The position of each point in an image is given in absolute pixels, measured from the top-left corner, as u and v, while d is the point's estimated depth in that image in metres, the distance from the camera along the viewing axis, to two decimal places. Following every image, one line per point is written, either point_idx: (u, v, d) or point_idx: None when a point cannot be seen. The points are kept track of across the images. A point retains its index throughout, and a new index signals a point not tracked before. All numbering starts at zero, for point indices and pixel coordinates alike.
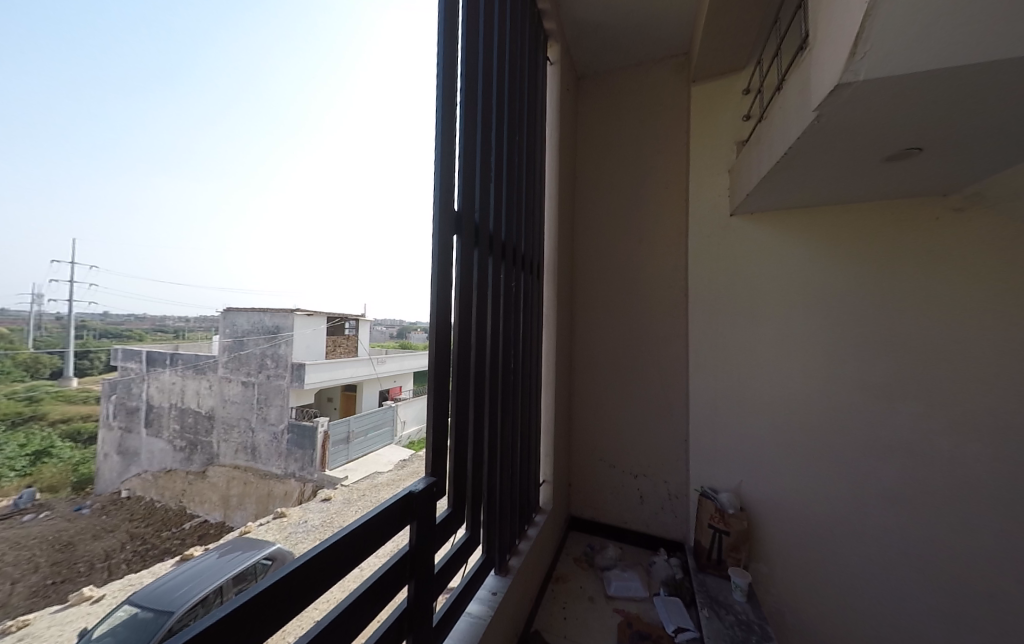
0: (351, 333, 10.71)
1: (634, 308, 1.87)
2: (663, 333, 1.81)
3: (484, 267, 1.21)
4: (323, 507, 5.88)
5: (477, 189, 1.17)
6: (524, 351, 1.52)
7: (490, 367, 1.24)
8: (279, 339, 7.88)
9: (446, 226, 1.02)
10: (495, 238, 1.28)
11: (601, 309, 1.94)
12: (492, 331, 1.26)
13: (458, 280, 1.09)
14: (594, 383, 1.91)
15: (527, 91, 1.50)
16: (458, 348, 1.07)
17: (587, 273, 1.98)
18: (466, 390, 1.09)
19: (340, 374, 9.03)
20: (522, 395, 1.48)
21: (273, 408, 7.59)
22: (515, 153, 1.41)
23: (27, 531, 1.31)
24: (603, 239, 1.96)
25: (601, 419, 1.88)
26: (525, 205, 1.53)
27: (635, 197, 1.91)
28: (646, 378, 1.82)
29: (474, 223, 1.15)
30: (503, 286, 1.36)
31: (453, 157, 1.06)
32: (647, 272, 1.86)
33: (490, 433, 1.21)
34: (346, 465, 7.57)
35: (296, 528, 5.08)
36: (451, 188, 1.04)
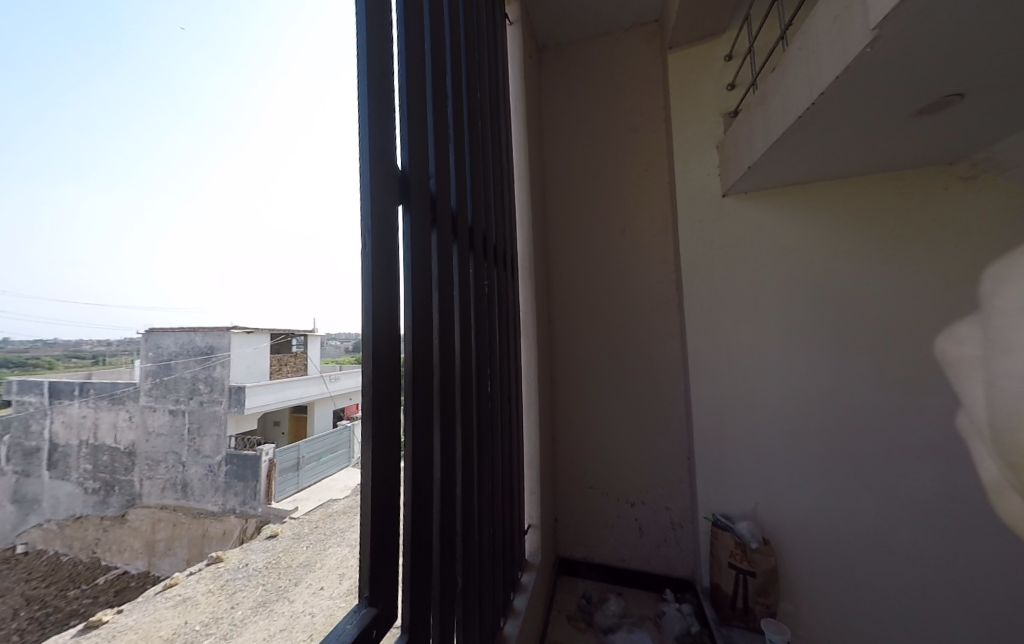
0: (299, 350, 9.95)
1: (621, 308, 1.62)
2: (654, 334, 1.58)
3: (446, 257, 0.91)
4: (268, 546, 5.27)
5: (431, 150, 0.88)
6: (501, 365, 1.21)
7: (461, 393, 0.93)
8: (214, 360, 7.28)
9: (384, 194, 0.71)
10: (459, 221, 0.98)
11: (581, 309, 1.67)
12: (464, 345, 0.96)
13: (408, 272, 0.77)
14: (580, 399, 1.63)
15: (488, 51, 1.24)
16: (415, 369, 0.76)
17: (564, 271, 1.72)
18: (427, 432, 0.78)
19: (286, 395, 8.38)
20: (501, 422, 1.17)
21: (206, 438, 6.96)
22: (478, 117, 1.14)
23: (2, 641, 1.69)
24: (579, 230, 1.71)
25: (586, 438, 1.60)
26: (494, 184, 1.26)
27: (614, 181, 1.68)
28: (638, 389, 1.57)
29: (428, 196, 0.86)
30: (474, 284, 1.06)
31: (389, 102, 0.76)
32: (634, 266, 1.63)
33: (463, 480, 0.89)
34: (296, 495, 7.03)
35: (234, 574, 4.60)
36: (390, 141, 0.74)
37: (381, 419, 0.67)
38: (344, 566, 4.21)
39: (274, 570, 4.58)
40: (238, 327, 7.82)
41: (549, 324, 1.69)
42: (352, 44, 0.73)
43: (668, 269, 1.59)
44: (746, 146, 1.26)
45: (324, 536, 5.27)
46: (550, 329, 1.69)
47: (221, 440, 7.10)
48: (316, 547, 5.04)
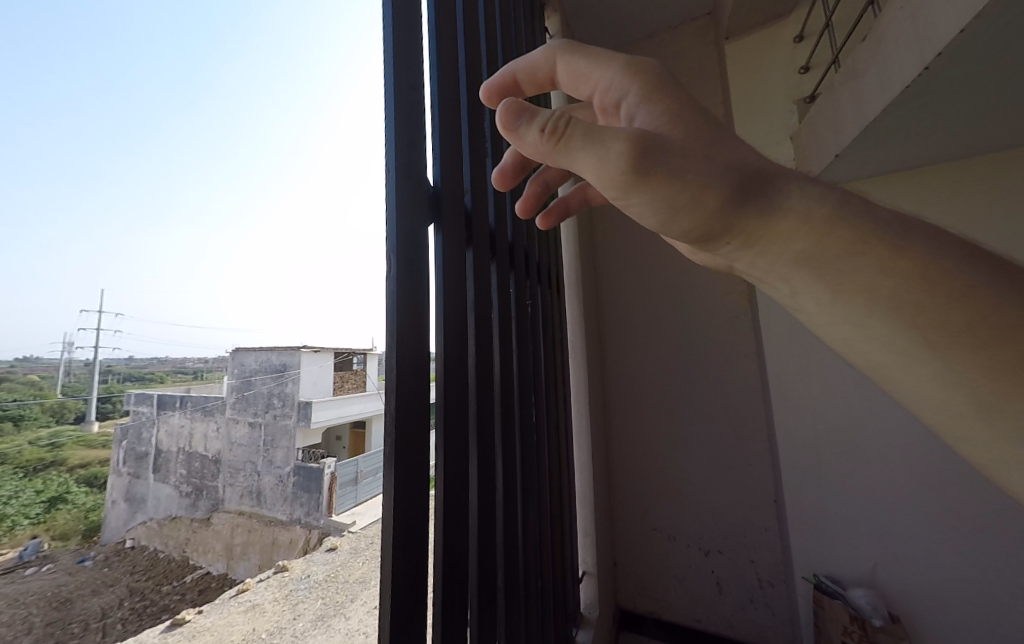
0: (359, 367, 10.52)
1: (684, 330, 1.45)
2: (722, 360, 1.39)
3: (484, 276, 0.84)
4: (328, 559, 5.54)
5: (466, 163, 0.82)
6: (547, 392, 1.12)
7: (501, 425, 0.84)
8: (286, 377, 8.25)
9: (413, 212, 0.65)
10: (498, 239, 0.92)
11: (637, 329, 1.52)
12: (502, 370, 0.88)
13: (439, 293, 0.69)
14: (638, 432, 1.47)
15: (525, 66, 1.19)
16: (447, 403, 0.68)
17: (615, 289, 1.58)
18: (465, 473, 0.69)
19: (346, 411, 8.87)
20: (549, 455, 1.07)
21: (280, 449, 8.14)
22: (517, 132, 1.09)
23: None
24: (630, 246, 1.56)
25: (648, 473, 1.44)
26: (538, 202, 1.21)
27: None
28: (707, 422, 1.39)
29: (464, 214, 0.79)
30: (514, 304, 0.98)
31: (418, 113, 0.69)
32: (698, 279, 1.44)
33: (504, 525, 0.80)
34: (354, 509, 7.31)
35: (297, 584, 5.01)
36: (420, 157, 0.68)
37: (407, 463, 0.59)
38: None
39: (331, 585, 4.83)
40: (307, 347, 8.60)
41: (601, 345, 1.56)
42: (382, 55, 0.68)
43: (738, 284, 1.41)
44: (831, 130, 1.08)
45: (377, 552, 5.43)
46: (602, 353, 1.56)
47: (290, 452, 8.04)
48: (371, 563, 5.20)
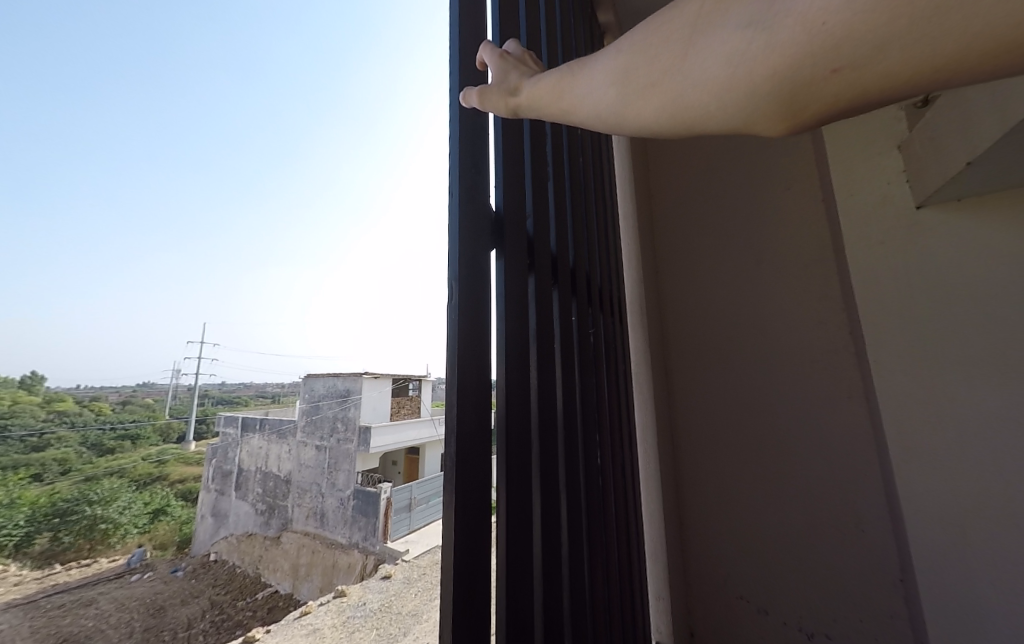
0: (415, 393, 10.89)
1: (764, 372, 1.37)
2: (816, 403, 1.28)
3: (548, 302, 0.81)
4: (382, 588, 5.70)
5: (527, 188, 0.81)
6: (611, 430, 1.08)
7: (564, 466, 0.79)
8: (349, 402, 8.81)
9: (476, 237, 0.61)
10: (560, 264, 0.91)
11: (708, 359, 1.47)
12: (564, 400, 0.82)
13: (502, 321, 0.66)
14: (717, 483, 1.38)
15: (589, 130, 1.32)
16: (511, 446, 0.63)
17: (682, 329, 1.53)
18: (527, 525, 0.63)
19: (403, 437, 9.15)
20: (614, 496, 1.02)
21: (341, 471, 8.44)
22: (579, 171, 1.17)
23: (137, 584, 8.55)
24: (698, 283, 1.53)
25: (731, 519, 1.34)
26: (600, 238, 1.28)
27: (736, 223, 1.50)
28: (801, 474, 1.27)
29: (526, 239, 0.77)
30: (577, 330, 0.97)
31: (485, 138, 0.67)
32: (780, 315, 1.38)
33: (569, 572, 0.73)
34: (408, 536, 7.40)
35: (354, 612, 5.20)
36: (483, 181, 0.65)
37: (467, 504, 0.54)
38: None
39: (386, 615, 5.03)
40: (368, 373, 9.08)
41: (668, 376, 1.51)
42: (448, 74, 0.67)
43: (834, 314, 1.30)
44: (953, 136, 0.92)
45: (430, 584, 5.55)
46: (670, 399, 1.49)
47: (351, 474, 8.31)
48: (424, 595, 5.35)
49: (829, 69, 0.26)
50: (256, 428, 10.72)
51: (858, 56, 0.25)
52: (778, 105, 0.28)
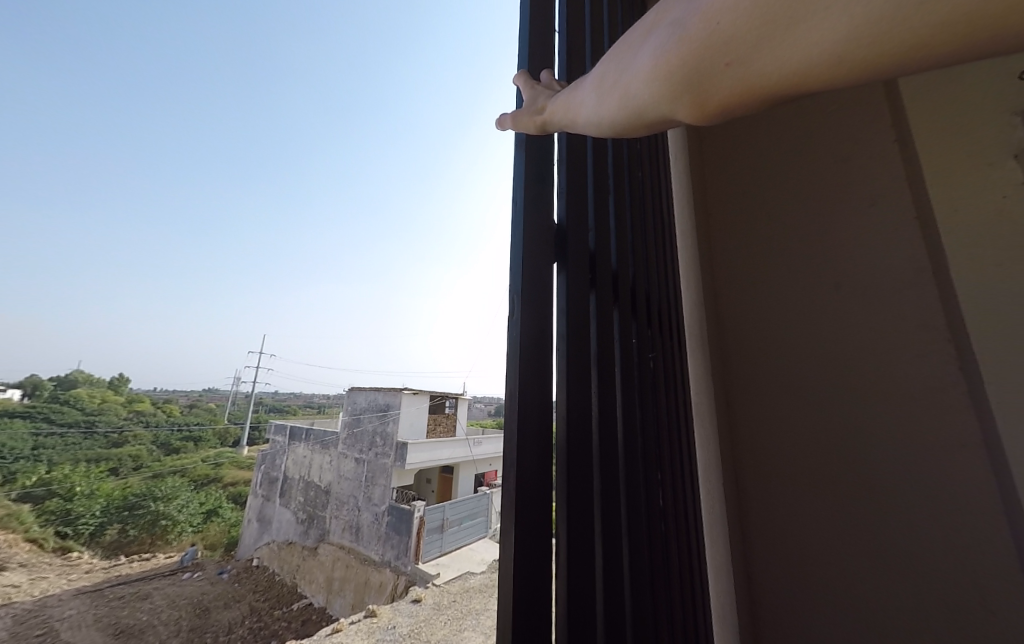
0: (451, 410, 10.96)
1: (846, 410, 1.20)
2: (916, 451, 1.08)
3: (608, 322, 0.73)
4: (413, 612, 5.62)
5: (590, 199, 0.77)
6: (673, 471, 0.96)
7: (628, 505, 0.69)
8: (387, 416, 9.00)
9: (539, 250, 0.59)
10: (621, 282, 0.84)
11: (778, 391, 1.31)
12: (626, 428, 0.74)
13: (565, 335, 0.62)
14: (789, 535, 1.21)
15: (647, 147, 1.29)
16: (572, 474, 0.56)
17: (747, 354, 1.39)
18: (592, 564, 0.57)
19: (438, 455, 9.15)
20: (679, 538, 0.92)
21: (378, 487, 8.52)
22: (639, 184, 1.12)
23: (187, 585, 8.98)
24: (765, 305, 1.39)
25: (809, 575, 1.16)
26: (661, 257, 1.20)
27: (811, 238, 1.35)
28: (898, 535, 1.07)
29: (589, 255, 0.72)
30: (637, 355, 0.89)
31: (546, 151, 0.67)
32: (864, 345, 1.20)
33: (634, 638, 0.63)
34: (439, 558, 7.28)
35: (384, 635, 5.15)
36: (545, 193, 0.64)
37: (527, 535, 0.49)
38: None
39: None
40: (408, 389, 9.29)
41: (729, 408, 1.38)
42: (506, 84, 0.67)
43: (940, 344, 1.09)
44: None
45: (459, 614, 5.39)
46: (731, 432, 1.36)
47: (387, 490, 8.37)
48: (453, 625, 5.18)
49: (723, 64, 0.32)
50: (303, 438, 11.18)
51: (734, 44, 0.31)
52: (693, 92, 0.34)
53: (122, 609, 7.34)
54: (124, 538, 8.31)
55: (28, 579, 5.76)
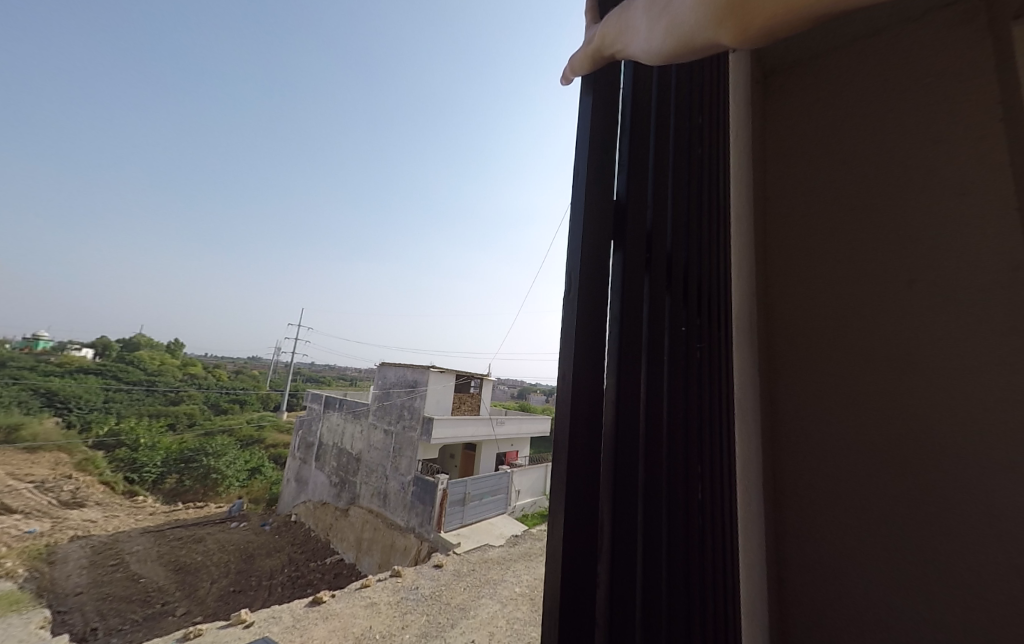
0: (476, 390, 11.17)
1: (906, 416, 1.08)
2: (981, 469, 0.98)
3: (660, 305, 0.87)
4: (434, 576, 5.98)
5: (649, 195, 0.88)
6: (712, 451, 1.02)
7: (668, 463, 0.83)
8: (415, 392, 9.31)
9: (597, 242, 0.74)
10: (674, 266, 0.92)
11: (825, 384, 1.22)
12: (669, 401, 0.87)
13: (617, 315, 0.77)
14: (825, 537, 1.15)
15: (707, 122, 1.19)
16: (615, 426, 0.73)
17: (799, 347, 1.28)
18: (629, 495, 0.73)
19: (463, 431, 9.41)
20: (714, 509, 0.99)
21: (405, 458, 8.90)
22: (698, 169, 1.11)
23: (234, 534, 9.98)
24: (823, 299, 1.27)
25: (839, 573, 1.11)
26: (716, 244, 1.16)
27: (878, 225, 1.22)
28: (945, 551, 0.99)
29: (645, 235, 0.85)
30: (685, 340, 0.95)
31: (607, 164, 0.80)
32: (938, 350, 1.07)
33: (667, 570, 0.78)
34: (460, 529, 7.61)
35: (407, 594, 5.54)
36: (605, 197, 0.77)
37: (574, 465, 0.66)
38: (494, 626, 4.63)
39: (435, 604, 5.25)
40: (435, 367, 9.56)
41: (771, 399, 1.31)
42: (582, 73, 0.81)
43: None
44: None
45: (477, 582, 5.66)
46: (773, 430, 1.30)
47: (413, 461, 8.75)
48: (471, 592, 5.46)
49: None
50: (336, 407, 11.81)
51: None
52: (728, 16, 0.42)
53: (180, 549, 8.39)
54: (179, 487, 10.01)
55: (105, 516, 6.92)
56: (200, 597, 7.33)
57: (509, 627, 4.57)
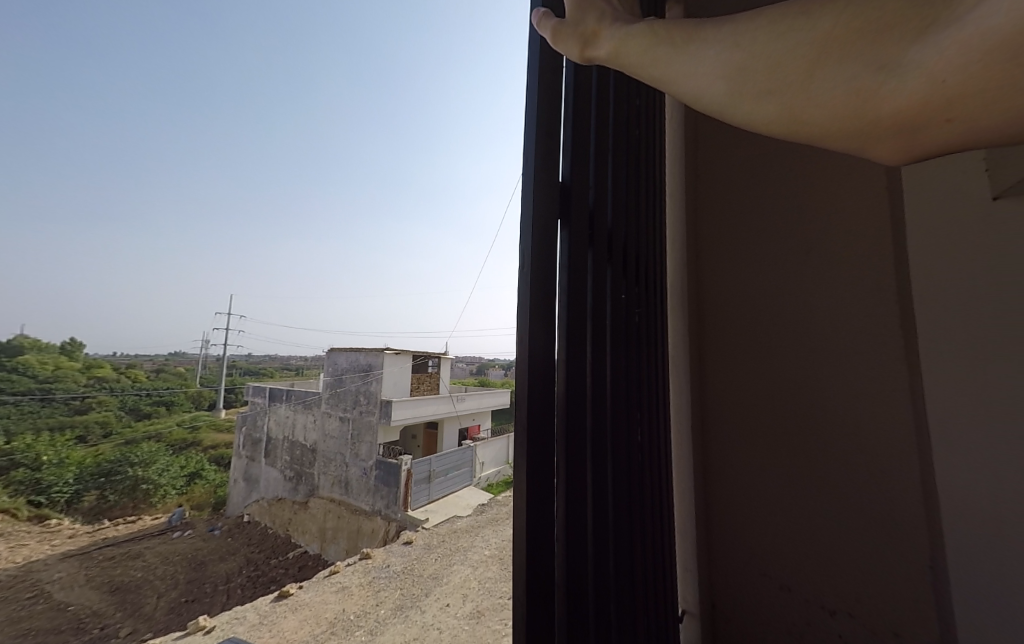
0: (434, 369, 11.20)
1: (805, 370, 1.24)
2: (864, 412, 1.13)
3: (601, 276, 1.03)
4: (405, 552, 6.16)
5: (590, 178, 1.02)
6: (649, 400, 1.23)
7: (612, 405, 1.03)
8: (371, 376, 9.17)
9: (547, 225, 0.86)
10: (614, 240, 1.10)
11: (742, 344, 1.36)
12: (612, 357, 1.05)
13: (568, 285, 0.91)
14: (745, 478, 1.32)
15: (641, 107, 1.34)
16: (568, 382, 0.88)
17: (719, 334, 1.42)
18: (582, 434, 0.90)
19: (423, 410, 9.49)
20: (649, 446, 1.21)
21: (365, 443, 8.84)
22: (630, 152, 1.24)
23: (178, 543, 9.37)
24: (740, 266, 1.40)
25: (754, 505, 1.30)
26: (643, 220, 1.29)
27: (784, 198, 1.33)
28: (833, 482, 1.17)
29: (587, 214, 0.99)
30: (624, 304, 1.14)
31: (555, 151, 0.91)
32: (830, 310, 1.21)
33: (613, 489, 0.99)
34: (427, 505, 7.79)
35: (379, 573, 5.67)
36: (553, 183, 0.89)
37: (536, 415, 0.81)
38: (467, 587, 4.93)
39: (408, 577, 5.45)
40: (390, 349, 9.44)
41: (702, 360, 1.44)
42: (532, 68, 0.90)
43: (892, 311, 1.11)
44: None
45: (448, 551, 5.92)
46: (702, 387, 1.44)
47: (373, 445, 8.72)
48: (443, 561, 5.72)
49: (943, 118, 0.30)
50: (283, 399, 11.27)
51: (1014, 68, 0.26)
52: (891, 135, 0.32)
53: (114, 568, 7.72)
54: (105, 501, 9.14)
55: None
56: (148, 612, 6.88)
57: (482, 586, 4.91)
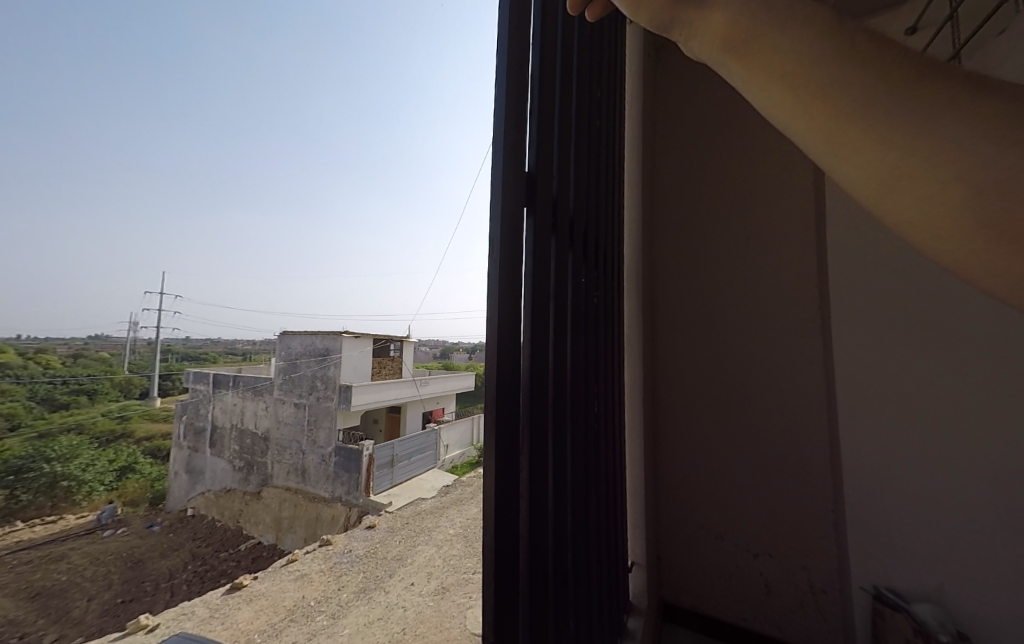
0: (396, 353, 11.04)
1: (741, 352, 1.46)
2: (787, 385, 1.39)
3: (563, 262, 1.10)
4: (367, 536, 6.17)
5: (554, 164, 1.05)
6: (607, 378, 1.36)
7: (569, 379, 1.12)
8: (328, 361, 8.89)
9: (513, 209, 0.86)
10: (574, 228, 1.17)
11: (691, 330, 1.56)
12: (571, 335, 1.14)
13: (532, 269, 0.95)
14: (690, 445, 1.53)
15: (604, 97, 1.37)
16: (532, 362, 0.93)
17: (672, 321, 1.59)
18: (542, 408, 0.97)
19: (385, 395, 9.37)
20: (607, 420, 1.34)
21: (322, 430, 8.61)
22: (592, 143, 1.29)
23: (109, 542, 8.68)
24: (691, 261, 1.57)
25: (695, 467, 1.52)
26: (605, 213, 1.39)
27: (730, 202, 1.53)
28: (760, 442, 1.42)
29: (551, 201, 1.03)
30: (583, 288, 1.23)
31: (521, 135, 0.91)
32: (764, 301, 1.44)
33: (571, 458, 1.10)
34: (390, 489, 7.79)
35: (340, 558, 5.65)
36: (520, 166, 0.90)
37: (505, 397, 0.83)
38: (432, 566, 5.05)
39: (371, 561, 5.48)
40: (348, 333, 9.18)
41: (655, 342, 1.61)
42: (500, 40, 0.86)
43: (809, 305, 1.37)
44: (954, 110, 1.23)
45: (412, 533, 6.01)
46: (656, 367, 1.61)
47: (332, 431, 8.52)
48: (407, 542, 5.80)
49: None
50: (230, 386, 10.64)
51: None
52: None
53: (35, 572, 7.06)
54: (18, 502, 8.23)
55: None
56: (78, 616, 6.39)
57: (447, 564, 5.05)
